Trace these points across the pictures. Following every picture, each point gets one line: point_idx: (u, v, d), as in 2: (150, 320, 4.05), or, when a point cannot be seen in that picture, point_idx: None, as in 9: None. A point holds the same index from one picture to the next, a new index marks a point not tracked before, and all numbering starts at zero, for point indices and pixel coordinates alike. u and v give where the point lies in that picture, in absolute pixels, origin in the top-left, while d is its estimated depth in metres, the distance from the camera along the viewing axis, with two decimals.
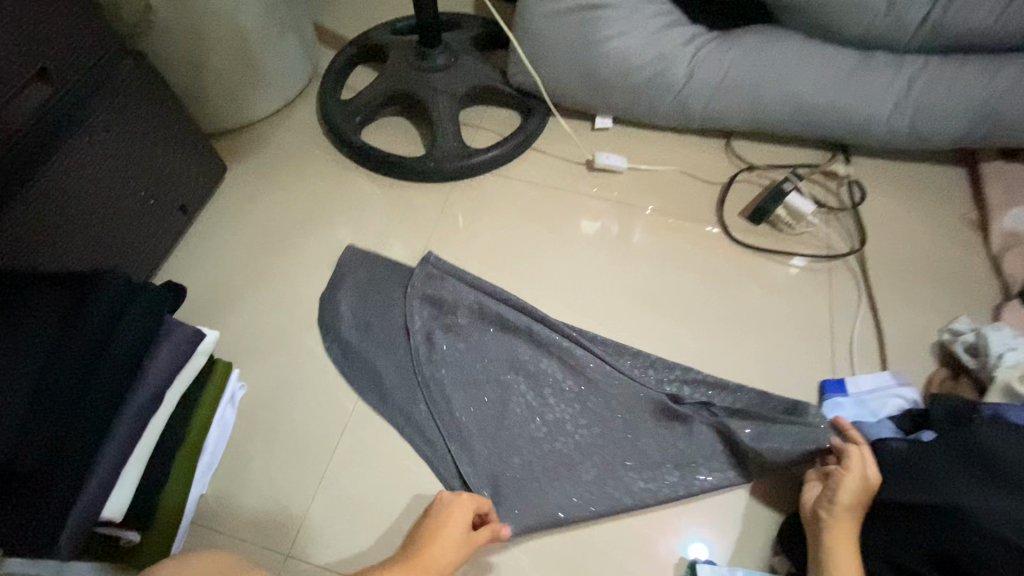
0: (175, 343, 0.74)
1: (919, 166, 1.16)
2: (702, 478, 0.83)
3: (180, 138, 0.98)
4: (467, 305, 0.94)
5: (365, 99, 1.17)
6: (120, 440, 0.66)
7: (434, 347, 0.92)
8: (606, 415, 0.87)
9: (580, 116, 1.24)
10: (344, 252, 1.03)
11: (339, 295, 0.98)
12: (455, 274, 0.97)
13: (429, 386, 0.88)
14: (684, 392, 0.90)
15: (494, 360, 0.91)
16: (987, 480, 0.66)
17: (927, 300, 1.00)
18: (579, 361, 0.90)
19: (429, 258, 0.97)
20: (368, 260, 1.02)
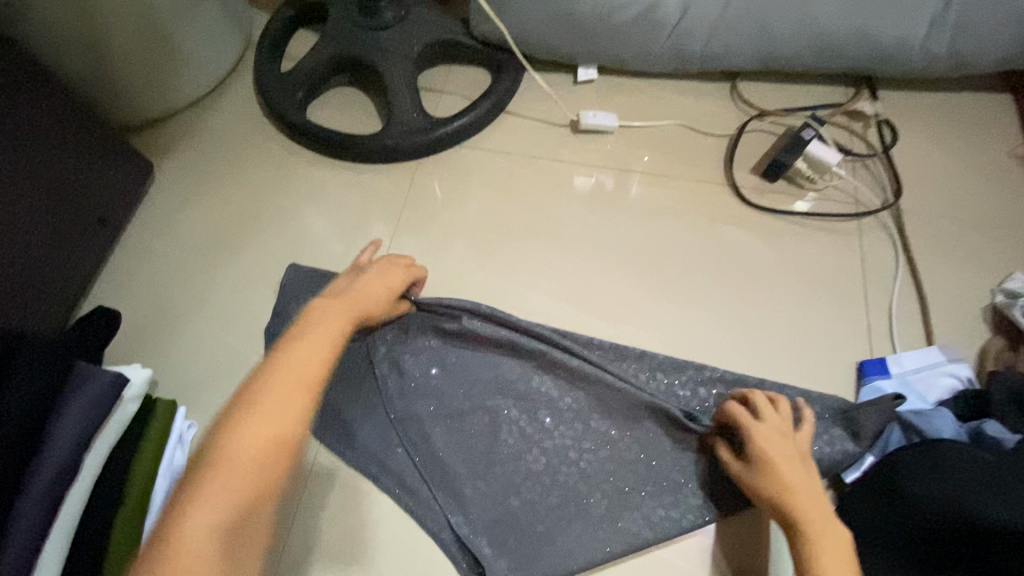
0: (90, 395, 0.62)
1: (957, 97, 1.00)
2: (732, 495, 0.71)
3: (86, 138, 0.83)
4: (434, 323, 0.77)
5: (306, 70, 1.00)
6: (29, 523, 0.56)
7: (404, 375, 0.78)
8: (612, 435, 0.75)
9: (560, 68, 1.07)
10: (289, 271, 0.88)
11: (291, 313, 0.84)
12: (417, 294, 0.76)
13: (408, 423, 0.76)
14: (698, 395, 0.77)
15: (479, 383, 0.78)
16: None
17: (975, 257, 0.87)
18: (577, 375, 0.76)
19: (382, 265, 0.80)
20: (318, 278, 0.87)
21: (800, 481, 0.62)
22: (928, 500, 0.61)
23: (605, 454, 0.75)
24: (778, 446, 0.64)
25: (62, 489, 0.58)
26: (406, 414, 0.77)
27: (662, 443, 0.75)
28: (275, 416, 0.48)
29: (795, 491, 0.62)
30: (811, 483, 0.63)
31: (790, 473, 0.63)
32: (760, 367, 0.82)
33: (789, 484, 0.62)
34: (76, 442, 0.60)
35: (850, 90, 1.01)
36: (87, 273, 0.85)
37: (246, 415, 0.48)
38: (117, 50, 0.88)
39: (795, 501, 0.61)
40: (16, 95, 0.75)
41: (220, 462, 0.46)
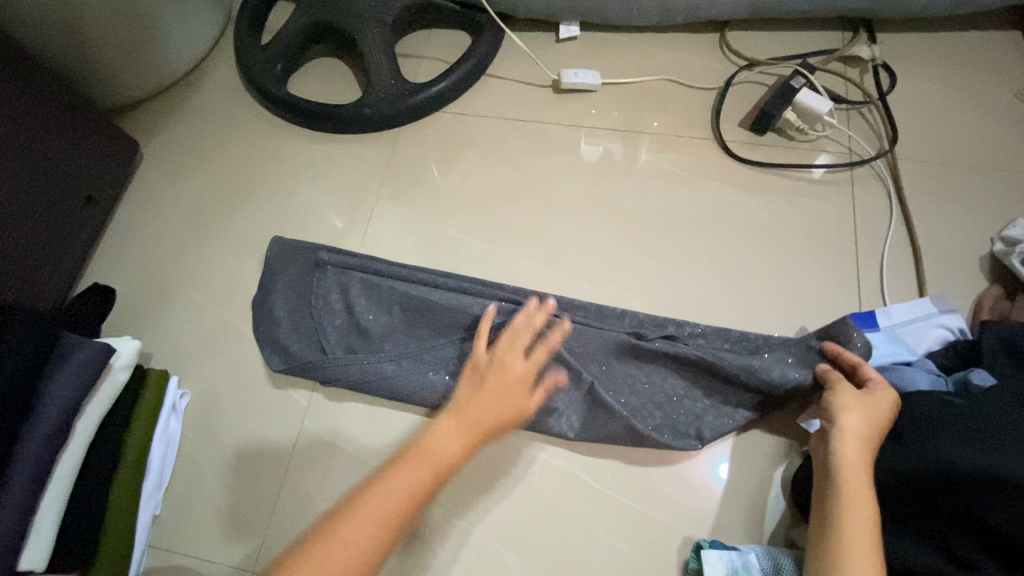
0: (82, 364, 0.65)
1: (962, 35, 0.95)
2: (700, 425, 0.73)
3: (67, 117, 0.84)
4: (355, 285, 0.84)
5: (284, 40, 1.00)
6: (23, 488, 0.59)
7: (361, 343, 0.81)
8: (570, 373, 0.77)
9: (542, 26, 1.04)
10: (273, 245, 0.89)
11: (277, 286, 0.86)
12: (346, 269, 0.86)
13: (366, 383, 0.78)
14: (647, 328, 0.79)
15: (428, 339, 0.81)
16: (982, 447, 0.54)
17: (973, 205, 0.83)
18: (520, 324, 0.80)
19: (320, 257, 0.86)
20: (300, 250, 0.88)
21: (869, 427, 0.60)
22: (918, 456, 0.58)
23: (568, 397, 0.76)
24: (883, 394, 0.63)
25: (52, 453, 0.61)
26: (365, 379, 0.78)
27: (615, 374, 0.77)
28: (433, 452, 0.57)
29: (860, 429, 0.60)
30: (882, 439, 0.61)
31: (862, 410, 0.62)
32: (744, 324, 0.81)
33: (871, 431, 0.60)
34: (70, 406, 0.63)
35: (846, 34, 0.96)
36: (79, 253, 0.88)
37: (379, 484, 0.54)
38: (96, 34, 0.88)
39: (858, 433, 0.60)
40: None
41: (340, 539, 0.51)
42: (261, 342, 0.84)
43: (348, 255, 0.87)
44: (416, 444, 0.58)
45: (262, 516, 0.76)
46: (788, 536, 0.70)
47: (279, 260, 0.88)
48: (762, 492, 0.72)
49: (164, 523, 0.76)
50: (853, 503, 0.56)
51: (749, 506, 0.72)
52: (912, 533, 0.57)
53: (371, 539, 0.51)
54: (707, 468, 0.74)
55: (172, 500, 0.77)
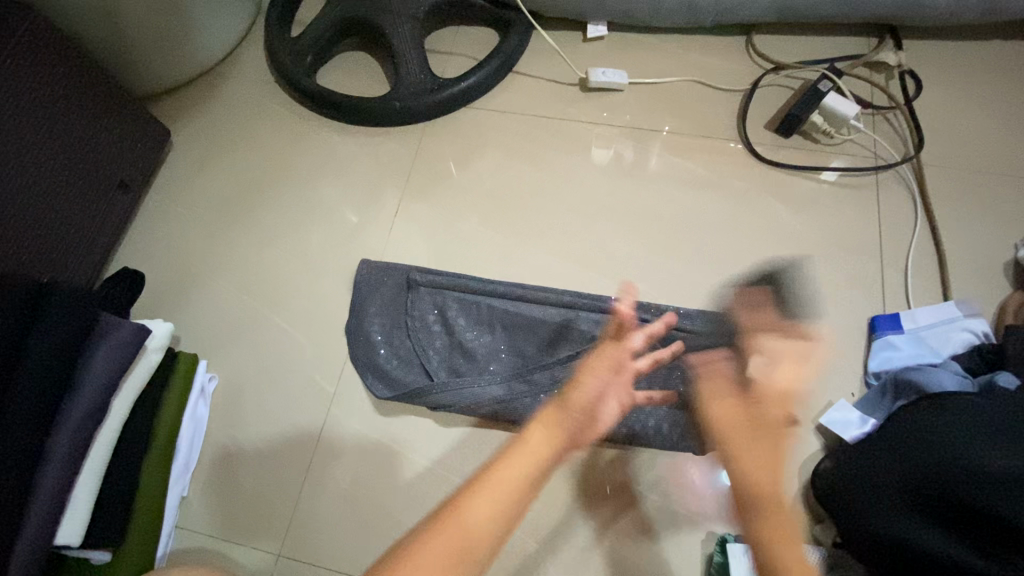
0: (117, 345, 0.66)
1: (987, 44, 0.95)
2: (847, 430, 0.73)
3: (102, 101, 0.85)
4: (451, 305, 0.84)
5: (315, 33, 1.01)
6: (59, 464, 0.60)
7: (471, 355, 0.81)
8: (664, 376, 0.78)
9: (568, 26, 1.05)
10: (361, 267, 0.88)
11: (370, 306, 0.85)
12: (440, 288, 0.85)
13: (482, 401, 0.77)
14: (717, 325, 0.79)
15: (534, 355, 0.80)
16: (990, 440, 0.54)
17: (997, 211, 0.84)
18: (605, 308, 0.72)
19: (411, 277, 0.85)
20: (389, 272, 0.88)
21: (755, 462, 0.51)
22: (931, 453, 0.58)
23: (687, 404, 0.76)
24: (727, 416, 0.55)
25: (88, 431, 0.62)
26: (481, 397, 0.77)
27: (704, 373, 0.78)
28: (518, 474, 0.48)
29: (758, 475, 0.51)
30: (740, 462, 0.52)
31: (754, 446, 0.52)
32: None
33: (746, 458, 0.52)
34: (105, 386, 0.64)
35: (872, 40, 0.97)
36: (110, 237, 0.89)
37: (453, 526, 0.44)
38: (132, 22, 0.89)
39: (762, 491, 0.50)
40: (32, 64, 0.75)
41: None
42: (360, 369, 0.82)
43: (437, 274, 0.86)
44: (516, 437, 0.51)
45: (288, 500, 0.77)
46: (810, 534, 0.72)
47: (367, 282, 0.87)
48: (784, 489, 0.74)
49: (192, 505, 0.77)
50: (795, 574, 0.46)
51: None
52: (926, 523, 0.56)
53: (502, 514, 0.46)
54: None
55: (200, 482, 0.78)
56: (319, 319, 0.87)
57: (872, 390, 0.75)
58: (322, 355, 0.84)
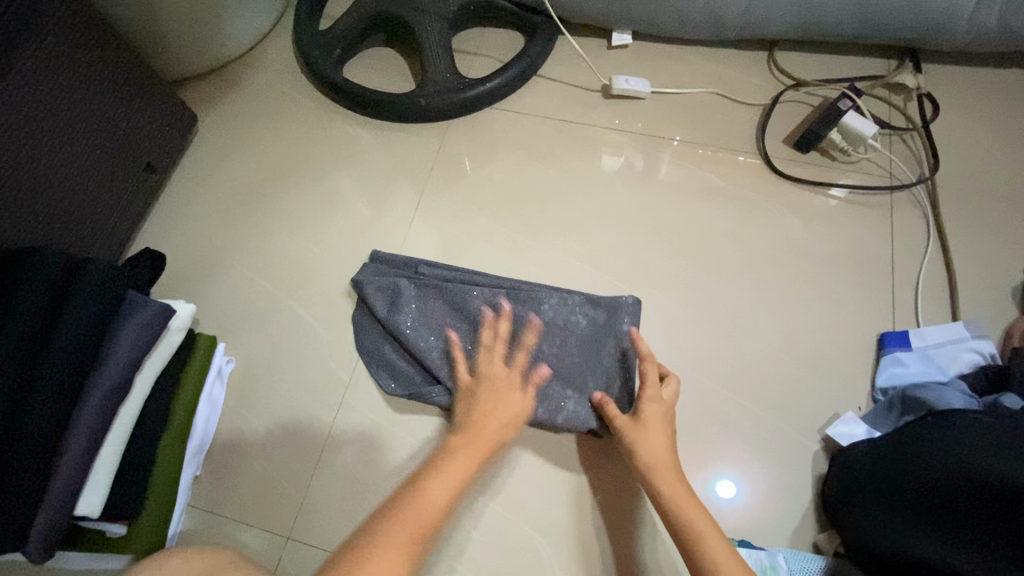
0: (144, 323, 0.67)
1: (1004, 72, 0.97)
2: (847, 436, 0.75)
3: (134, 83, 0.86)
4: (406, 287, 0.83)
5: (344, 27, 1.02)
6: (85, 435, 0.61)
7: (421, 340, 0.80)
8: (562, 355, 0.80)
9: (594, 33, 1.06)
10: (365, 264, 0.89)
11: (360, 308, 0.87)
12: (393, 271, 0.87)
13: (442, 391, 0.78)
14: (577, 306, 0.82)
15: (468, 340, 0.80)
16: (1004, 453, 0.55)
17: (1007, 236, 0.86)
18: (400, 290, 0.83)
19: (375, 258, 0.89)
20: (386, 268, 0.88)
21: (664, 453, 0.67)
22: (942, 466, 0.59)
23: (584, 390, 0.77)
24: (654, 408, 0.70)
25: (113, 405, 0.63)
26: (449, 388, 0.78)
27: (580, 351, 0.80)
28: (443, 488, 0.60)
29: (655, 447, 0.67)
30: (648, 418, 0.69)
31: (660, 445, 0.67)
32: (780, 336, 0.83)
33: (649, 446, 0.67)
34: (131, 362, 0.65)
35: (892, 62, 0.99)
36: (133, 217, 0.90)
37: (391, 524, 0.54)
38: (167, 8, 0.91)
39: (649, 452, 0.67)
40: (72, 41, 0.76)
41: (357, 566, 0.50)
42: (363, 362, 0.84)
43: (399, 260, 0.89)
44: (467, 427, 0.67)
45: (299, 485, 0.78)
46: (812, 541, 0.73)
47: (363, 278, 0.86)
48: (785, 497, 0.75)
49: (203, 484, 0.78)
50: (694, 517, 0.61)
51: (774, 511, 0.74)
52: (934, 535, 0.57)
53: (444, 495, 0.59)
54: (733, 466, 0.76)
55: (213, 463, 0.79)
56: (337, 308, 0.88)
57: (878, 404, 0.76)
58: (337, 343, 0.86)
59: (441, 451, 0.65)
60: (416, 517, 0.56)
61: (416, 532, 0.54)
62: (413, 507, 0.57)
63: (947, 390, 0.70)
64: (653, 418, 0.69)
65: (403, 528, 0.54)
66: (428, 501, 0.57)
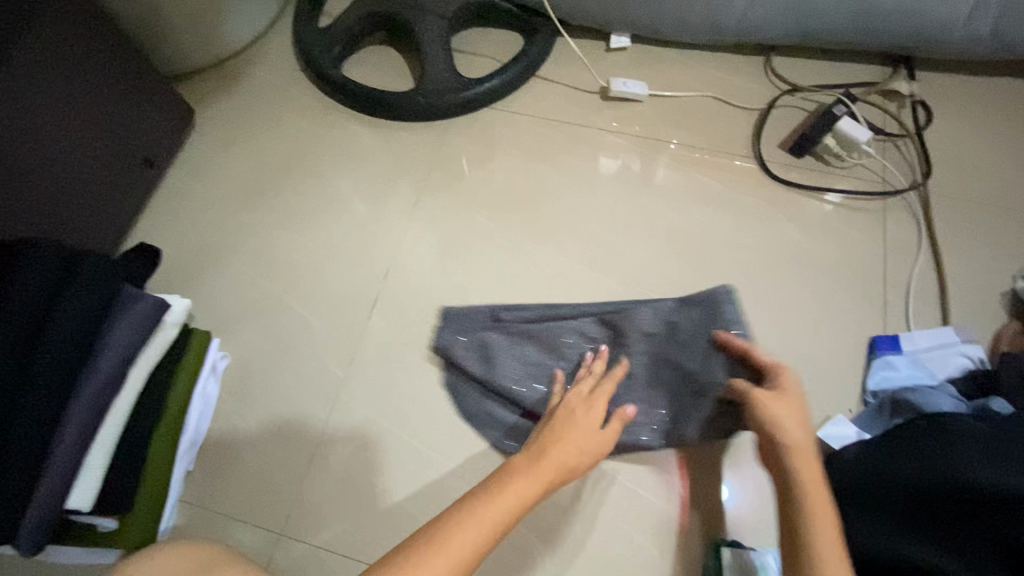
0: (138, 317, 0.67)
1: (997, 81, 0.98)
2: (836, 438, 0.75)
3: (132, 78, 0.86)
4: (494, 338, 0.82)
5: (344, 25, 1.02)
6: (76, 428, 0.61)
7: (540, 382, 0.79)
8: (664, 372, 0.78)
9: (593, 35, 1.07)
10: (438, 324, 0.85)
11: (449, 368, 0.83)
12: (470, 323, 0.84)
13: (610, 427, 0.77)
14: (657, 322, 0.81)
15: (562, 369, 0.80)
16: (993, 457, 0.56)
17: (997, 242, 0.87)
18: (490, 345, 0.81)
19: (449, 314, 0.85)
20: (466, 320, 0.84)
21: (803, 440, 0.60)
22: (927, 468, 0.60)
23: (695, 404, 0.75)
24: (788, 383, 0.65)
25: (105, 399, 0.64)
26: None
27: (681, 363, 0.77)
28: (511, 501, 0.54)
29: (789, 424, 0.61)
30: (783, 394, 0.64)
31: (797, 433, 0.60)
32: (773, 338, 0.84)
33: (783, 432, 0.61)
34: (123, 357, 0.65)
35: (886, 69, 1.00)
36: (130, 211, 0.90)
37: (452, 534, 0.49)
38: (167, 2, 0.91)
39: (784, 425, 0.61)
40: (70, 35, 0.76)
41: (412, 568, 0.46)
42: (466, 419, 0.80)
43: (472, 309, 0.85)
44: (544, 444, 0.63)
45: (293, 481, 0.78)
46: None
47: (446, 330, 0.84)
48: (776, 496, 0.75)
49: (196, 479, 0.78)
50: (819, 513, 0.54)
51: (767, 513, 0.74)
52: (917, 536, 0.59)
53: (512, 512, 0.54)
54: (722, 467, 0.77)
55: (206, 458, 0.79)
56: (334, 305, 0.88)
57: (869, 407, 0.77)
58: (333, 340, 0.86)
59: (514, 463, 0.59)
60: (463, 544, 0.49)
61: (468, 558, 0.48)
62: (469, 527, 0.50)
63: (937, 394, 0.71)
64: (788, 405, 0.63)
65: (465, 533, 0.49)
66: (484, 523, 0.51)
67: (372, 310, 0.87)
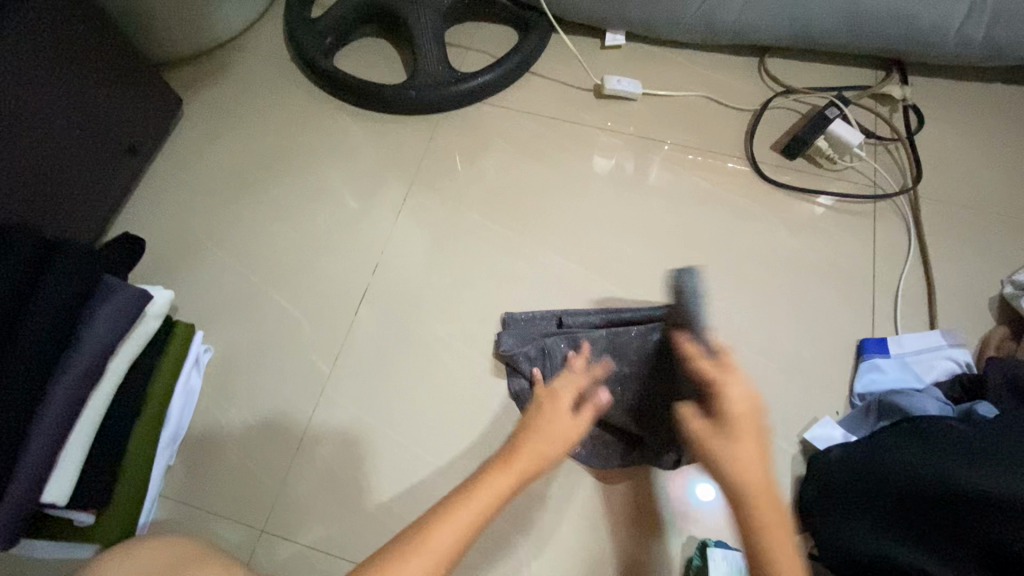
0: (119, 307, 0.65)
1: (988, 87, 0.99)
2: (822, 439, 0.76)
3: (118, 64, 0.84)
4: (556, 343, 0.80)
5: (336, 16, 1.01)
6: (53, 421, 0.60)
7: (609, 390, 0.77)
8: None
9: (588, 32, 1.06)
10: (500, 328, 0.84)
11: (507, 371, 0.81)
12: (537, 328, 0.83)
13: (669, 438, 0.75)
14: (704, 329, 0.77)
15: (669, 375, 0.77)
16: (980, 457, 0.55)
17: (986, 248, 0.87)
18: (551, 351, 0.80)
19: (509, 318, 0.84)
20: (523, 326, 0.83)
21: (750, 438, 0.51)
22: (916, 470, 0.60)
23: None
24: (733, 399, 0.52)
25: (84, 391, 0.62)
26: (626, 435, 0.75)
27: None
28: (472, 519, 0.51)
29: (743, 459, 0.50)
30: (732, 419, 0.51)
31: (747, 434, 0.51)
32: (763, 340, 0.83)
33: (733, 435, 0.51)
34: (103, 348, 0.64)
35: (880, 73, 1.00)
36: (113, 201, 0.89)
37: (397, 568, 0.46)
38: None
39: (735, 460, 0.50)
40: (55, 17, 0.74)
41: None
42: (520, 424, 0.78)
43: (533, 314, 0.84)
44: (515, 445, 0.58)
45: (276, 477, 0.77)
46: None
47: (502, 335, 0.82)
48: None
49: (178, 474, 0.77)
50: (764, 510, 0.48)
51: (752, 513, 0.75)
52: (910, 539, 0.58)
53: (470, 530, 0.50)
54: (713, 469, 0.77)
55: (188, 454, 0.78)
56: (321, 300, 0.87)
57: (856, 410, 0.77)
58: (320, 335, 0.85)
59: (480, 471, 0.55)
60: (440, 547, 0.48)
61: (442, 560, 0.48)
62: (419, 560, 0.47)
63: (922, 398, 0.71)
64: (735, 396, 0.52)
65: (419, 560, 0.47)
66: (461, 524, 0.50)
67: (361, 305, 0.86)
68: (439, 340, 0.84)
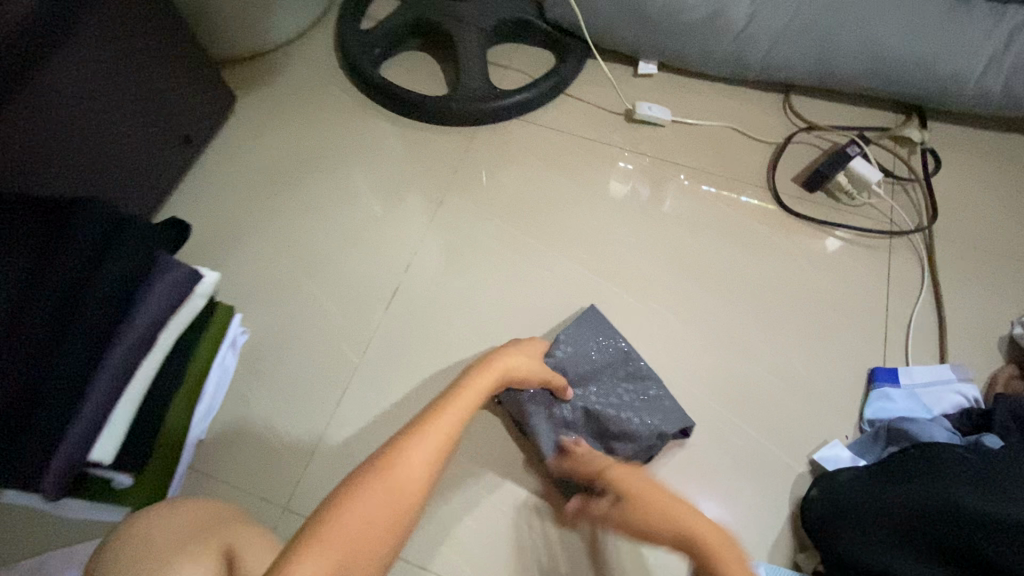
0: (171, 283, 0.68)
1: (1004, 137, 1.03)
2: (829, 462, 0.78)
3: (183, 59, 0.90)
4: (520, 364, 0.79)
5: (386, 29, 1.07)
6: (104, 386, 0.62)
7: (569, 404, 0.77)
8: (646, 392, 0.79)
9: (622, 61, 1.12)
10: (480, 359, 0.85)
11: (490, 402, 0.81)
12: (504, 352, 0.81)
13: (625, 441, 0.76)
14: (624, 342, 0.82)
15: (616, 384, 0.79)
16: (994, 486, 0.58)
17: (997, 289, 0.90)
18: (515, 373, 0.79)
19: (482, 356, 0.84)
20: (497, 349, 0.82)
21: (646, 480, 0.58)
22: (931, 490, 0.62)
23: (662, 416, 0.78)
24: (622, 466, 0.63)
25: (134, 359, 0.65)
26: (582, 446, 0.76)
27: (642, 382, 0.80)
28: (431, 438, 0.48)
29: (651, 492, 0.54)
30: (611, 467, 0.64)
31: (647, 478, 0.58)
32: (775, 362, 0.86)
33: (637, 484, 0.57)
34: (152, 322, 0.66)
35: (899, 117, 1.05)
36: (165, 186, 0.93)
37: (358, 495, 0.42)
38: None
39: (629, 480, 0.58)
40: (130, 15, 0.80)
41: (331, 523, 0.40)
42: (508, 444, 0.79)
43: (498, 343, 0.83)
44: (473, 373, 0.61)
45: (300, 460, 0.79)
46: (793, 560, 0.75)
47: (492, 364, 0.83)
48: (768, 513, 0.77)
49: (206, 450, 0.80)
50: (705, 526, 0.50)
51: (758, 528, 0.76)
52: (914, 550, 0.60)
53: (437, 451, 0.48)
54: (719, 481, 0.79)
55: (217, 430, 0.81)
56: (353, 294, 0.91)
57: (865, 435, 0.80)
58: (350, 327, 0.88)
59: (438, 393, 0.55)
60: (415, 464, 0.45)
61: (405, 491, 0.43)
62: (381, 490, 0.43)
63: (932, 428, 0.74)
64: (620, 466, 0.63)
65: (378, 488, 0.42)
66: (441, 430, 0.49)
67: (390, 301, 0.90)
68: (463, 340, 0.87)
